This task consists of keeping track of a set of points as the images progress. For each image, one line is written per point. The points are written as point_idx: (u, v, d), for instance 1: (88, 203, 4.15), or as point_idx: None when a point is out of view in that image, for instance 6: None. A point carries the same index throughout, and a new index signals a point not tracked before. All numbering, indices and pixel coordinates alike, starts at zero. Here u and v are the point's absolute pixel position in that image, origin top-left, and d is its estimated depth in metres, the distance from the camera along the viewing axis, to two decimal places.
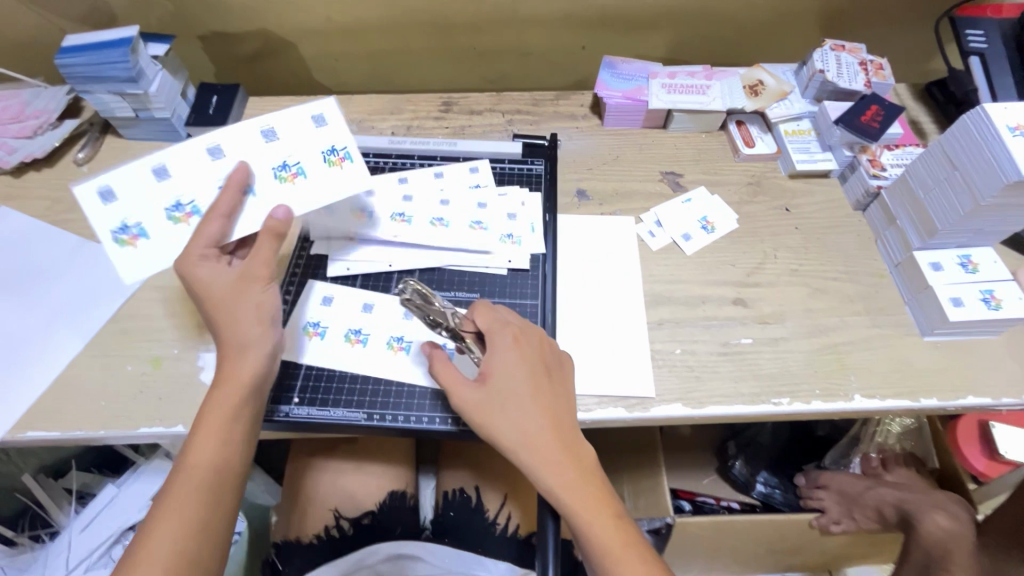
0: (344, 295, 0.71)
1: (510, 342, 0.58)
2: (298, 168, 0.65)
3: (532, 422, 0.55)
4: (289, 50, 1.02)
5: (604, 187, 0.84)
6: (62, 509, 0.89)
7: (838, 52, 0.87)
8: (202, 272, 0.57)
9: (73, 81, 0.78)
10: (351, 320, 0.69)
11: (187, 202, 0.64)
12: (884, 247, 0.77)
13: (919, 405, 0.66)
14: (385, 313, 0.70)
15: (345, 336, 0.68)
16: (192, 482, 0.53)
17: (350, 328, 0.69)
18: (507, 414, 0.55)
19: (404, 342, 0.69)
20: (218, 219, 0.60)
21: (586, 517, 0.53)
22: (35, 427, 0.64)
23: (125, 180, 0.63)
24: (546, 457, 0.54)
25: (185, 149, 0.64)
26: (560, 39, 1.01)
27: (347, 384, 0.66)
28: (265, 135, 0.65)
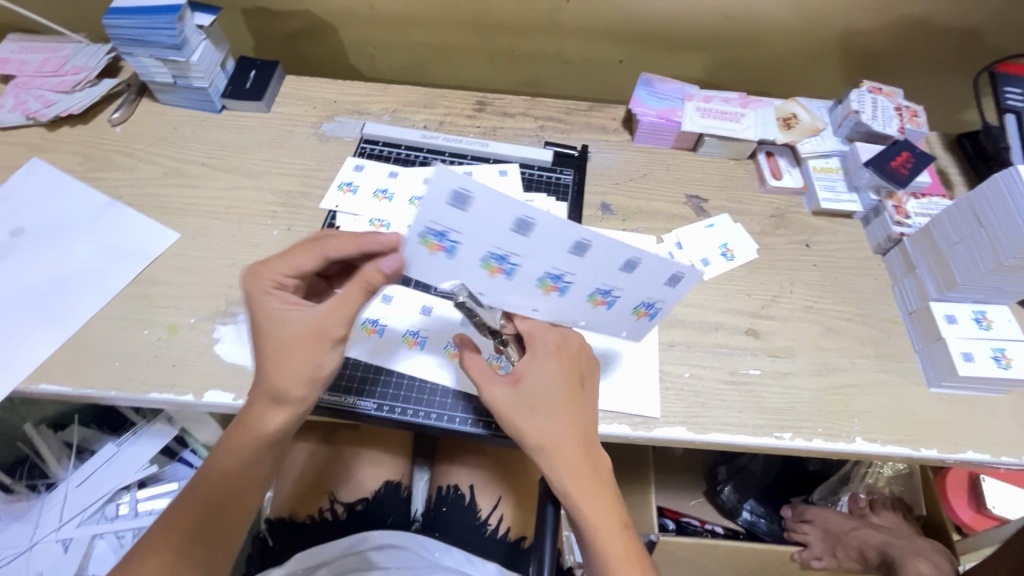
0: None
1: (547, 350, 0.57)
2: (609, 297, 0.57)
3: (561, 430, 0.55)
4: (330, 34, 1.02)
5: (629, 204, 0.85)
6: (60, 463, 0.90)
7: (875, 95, 0.88)
8: (272, 306, 0.55)
9: (118, 42, 0.78)
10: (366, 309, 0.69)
11: (509, 261, 0.52)
12: (900, 294, 0.77)
13: (918, 454, 0.66)
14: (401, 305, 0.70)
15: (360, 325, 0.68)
16: (216, 477, 0.56)
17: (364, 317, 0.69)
18: (535, 418, 0.55)
19: (418, 337, 0.69)
20: (321, 251, 0.56)
21: (594, 524, 0.54)
22: (48, 380, 0.65)
23: (488, 198, 0.46)
24: (567, 462, 0.54)
25: (558, 229, 0.48)
26: (598, 50, 1.02)
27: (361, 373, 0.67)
28: (625, 265, 0.52)
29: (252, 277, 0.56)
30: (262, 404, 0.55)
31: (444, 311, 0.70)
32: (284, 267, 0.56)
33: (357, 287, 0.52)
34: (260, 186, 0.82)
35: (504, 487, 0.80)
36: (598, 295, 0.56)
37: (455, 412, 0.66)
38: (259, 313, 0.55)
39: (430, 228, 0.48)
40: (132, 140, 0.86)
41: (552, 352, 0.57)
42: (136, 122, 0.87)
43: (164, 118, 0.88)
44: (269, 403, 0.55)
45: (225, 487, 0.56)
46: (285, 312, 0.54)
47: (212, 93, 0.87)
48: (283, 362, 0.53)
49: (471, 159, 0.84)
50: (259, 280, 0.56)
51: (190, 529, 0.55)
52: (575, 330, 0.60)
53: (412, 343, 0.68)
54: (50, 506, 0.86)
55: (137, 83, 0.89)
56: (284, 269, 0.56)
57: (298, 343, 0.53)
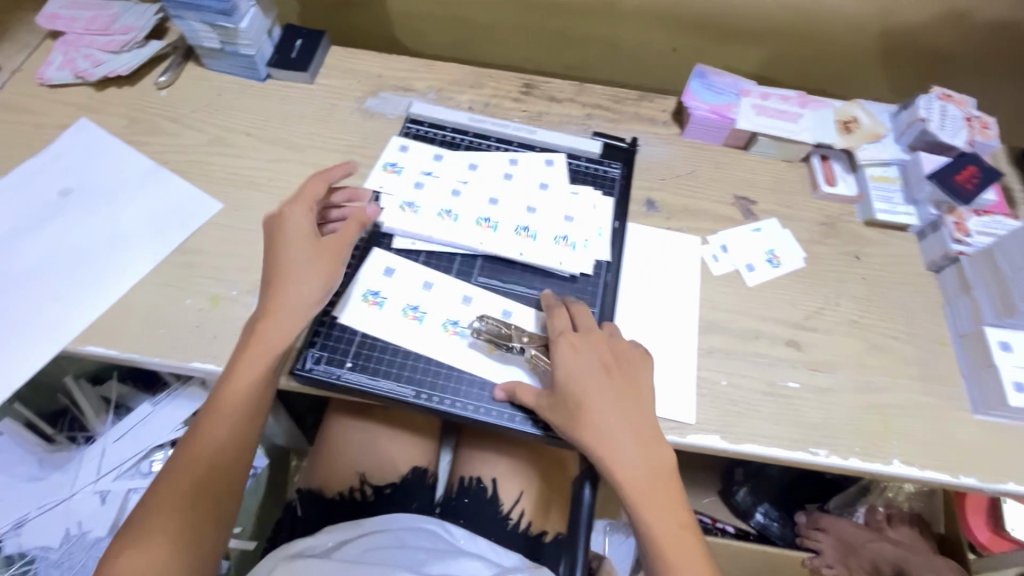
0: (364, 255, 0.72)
1: (589, 343, 0.62)
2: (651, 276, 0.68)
3: (622, 438, 0.58)
4: (376, 4, 1.00)
5: (675, 201, 0.83)
6: (99, 417, 0.94)
7: (944, 102, 0.83)
8: (285, 236, 0.65)
9: (168, 4, 0.77)
10: (368, 282, 0.70)
11: None
12: (951, 315, 0.75)
13: (957, 481, 0.65)
14: (404, 280, 0.71)
15: (361, 297, 0.69)
16: (200, 457, 0.58)
17: (365, 289, 0.69)
18: (604, 424, 0.58)
19: (418, 313, 0.69)
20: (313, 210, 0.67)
21: (644, 503, 0.56)
22: (94, 342, 0.66)
23: None
24: (614, 445, 0.57)
25: None
26: (652, 36, 0.98)
27: (398, 358, 0.66)
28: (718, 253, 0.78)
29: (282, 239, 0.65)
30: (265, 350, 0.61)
31: (446, 288, 0.71)
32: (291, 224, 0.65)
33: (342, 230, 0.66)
34: (303, 159, 0.82)
35: (526, 481, 0.80)
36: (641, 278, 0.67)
37: (494, 406, 0.65)
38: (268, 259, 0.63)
39: None
40: (177, 105, 0.85)
41: (596, 347, 0.62)
42: (181, 86, 0.87)
43: (209, 84, 0.88)
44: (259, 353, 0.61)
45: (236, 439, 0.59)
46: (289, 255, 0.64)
47: (258, 61, 0.86)
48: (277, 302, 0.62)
49: (517, 146, 0.82)
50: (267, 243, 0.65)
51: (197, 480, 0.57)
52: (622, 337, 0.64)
53: (410, 318, 0.68)
54: (89, 458, 0.88)
55: (184, 46, 0.88)
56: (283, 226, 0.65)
57: (295, 269, 0.63)
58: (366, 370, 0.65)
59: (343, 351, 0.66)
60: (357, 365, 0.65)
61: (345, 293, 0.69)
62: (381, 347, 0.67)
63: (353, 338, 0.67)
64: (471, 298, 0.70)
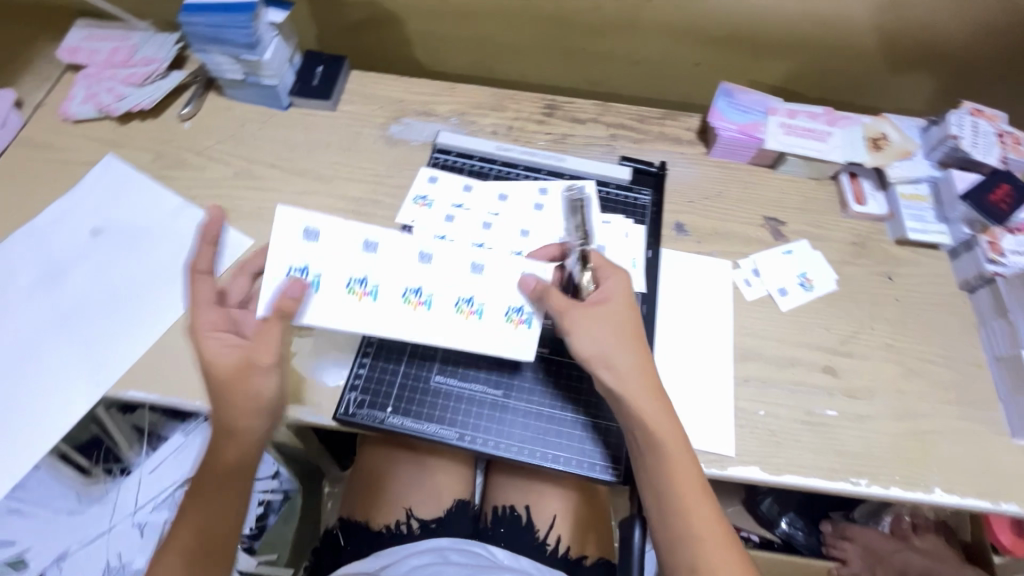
0: (338, 229, 0.62)
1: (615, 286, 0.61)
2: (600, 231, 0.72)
3: (654, 411, 0.58)
4: (395, 26, 0.99)
5: (704, 224, 0.82)
6: (132, 448, 0.95)
7: (976, 117, 0.82)
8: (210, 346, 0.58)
9: (192, 39, 0.77)
10: (352, 267, 0.62)
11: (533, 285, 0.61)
12: (987, 337, 0.75)
13: (998, 508, 0.65)
14: (391, 254, 0.63)
15: (348, 288, 0.61)
16: (211, 485, 0.60)
17: (352, 278, 0.62)
18: (637, 395, 0.58)
19: (422, 296, 0.62)
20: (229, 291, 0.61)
21: (668, 450, 0.57)
22: (134, 387, 0.66)
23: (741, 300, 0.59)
24: (639, 392, 0.58)
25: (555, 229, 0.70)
26: (674, 53, 0.97)
27: (438, 400, 0.67)
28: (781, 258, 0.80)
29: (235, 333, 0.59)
30: (233, 421, 0.58)
31: (443, 262, 0.63)
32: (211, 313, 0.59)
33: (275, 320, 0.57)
34: (331, 191, 0.81)
35: (559, 504, 0.80)
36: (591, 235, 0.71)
37: (535, 447, 0.66)
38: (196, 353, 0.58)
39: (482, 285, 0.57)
40: (201, 137, 0.85)
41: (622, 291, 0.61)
42: (204, 118, 0.87)
43: (231, 114, 0.87)
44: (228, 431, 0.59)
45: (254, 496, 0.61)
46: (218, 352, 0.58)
47: (280, 90, 0.86)
48: (223, 394, 0.58)
49: (545, 174, 0.82)
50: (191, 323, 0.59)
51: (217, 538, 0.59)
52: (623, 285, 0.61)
53: (416, 304, 0.62)
54: (126, 491, 0.91)
55: (205, 75, 0.88)
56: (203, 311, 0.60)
57: (231, 377, 0.57)
58: (408, 413, 0.66)
59: (386, 393, 0.67)
60: (400, 409, 0.67)
61: (329, 281, 0.61)
62: (421, 390, 0.68)
63: (395, 382, 0.68)
64: (482, 264, 0.63)
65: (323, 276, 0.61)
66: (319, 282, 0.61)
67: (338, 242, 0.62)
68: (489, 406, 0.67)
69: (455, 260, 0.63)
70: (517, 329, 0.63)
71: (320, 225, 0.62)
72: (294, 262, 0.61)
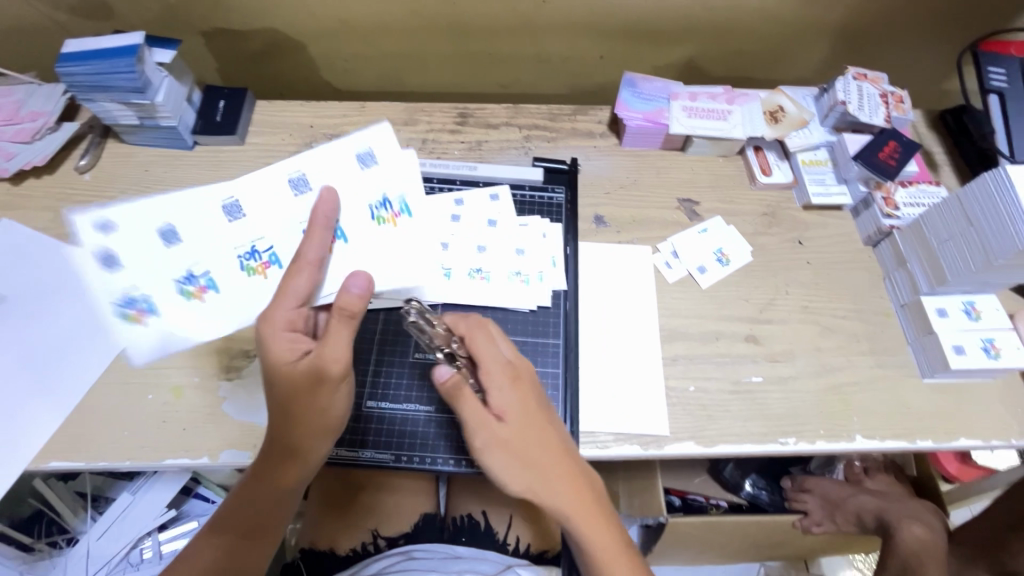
0: (123, 241, 0.57)
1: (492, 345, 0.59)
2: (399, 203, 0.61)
3: (550, 469, 0.57)
4: (298, 50, 0.98)
5: (622, 213, 0.84)
6: (79, 516, 0.92)
7: (860, 81, 0.87)
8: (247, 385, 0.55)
9: (75, 90, 0.74)
10: (172, 266, 0.58)
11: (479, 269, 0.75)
12: (891, 287, 0.79)
13: (915, 446, 0.69)
14: (196, 232, 0.59)
15: (182, 292, 0.59)
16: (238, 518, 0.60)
17: (178, 279, 0.59)
18: (524, 462, 0.56)
19: (265, 257, 0.60)
20: (312, 266, 0.54)
21: (552, 493, 0.57)
22: (56, 457, 0.64)
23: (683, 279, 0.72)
24: (522, 438, 0.56)
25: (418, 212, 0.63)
26: (578, 48, 0.98)
27: (372, 426, 0.69)
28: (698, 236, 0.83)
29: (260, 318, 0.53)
30: (305, 442, 0.56)
31: (258, 208, 0.60)
32: (283, 301, 0.53)
33: (338, 319, 0.52)
34: None
35: (513, 505, 0.82)
36: (383, 212, 0.61)
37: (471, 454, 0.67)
38: (265, 357, 0.53)
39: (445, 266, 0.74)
40: (103, 188, 0.82)
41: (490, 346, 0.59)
42: (104, 167, 0.84)
43: (134, 160, 0.85)
44: (283, 457, 0.57)
45: (248, 498, 0.59)
46: (289, 356, 0.53)
47: (181, 130, 0.83)
48: (297, 416, 0.55)
49: (460, 185, 0.82)
50: (265, 322, 0.53)
51: (234, 518, 0.60)
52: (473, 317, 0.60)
53: (263, 264, 0.60)
54: (75, 560, 0.89)
55: (100, 124, 0.85)
56: (286, 303, 0.53)
57: (302, 390, 0.53)
58: (344, 444, 0.68)
59: None
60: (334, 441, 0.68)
61: (163, 298, 0.59)
62: (352, 419, 0.69)
63: None
64: (303, 176, 0.60)
65: (154, 297, 0.58)
66: (153, 305, 0.59)
67: (135, 245, 0.57)
68: (422, 424, 0.69)
69: (272, 192, 0.60)
70: (395, 224, 0.61)
71: (109, 244, 0.57)
72: (115, 297, 0.58)
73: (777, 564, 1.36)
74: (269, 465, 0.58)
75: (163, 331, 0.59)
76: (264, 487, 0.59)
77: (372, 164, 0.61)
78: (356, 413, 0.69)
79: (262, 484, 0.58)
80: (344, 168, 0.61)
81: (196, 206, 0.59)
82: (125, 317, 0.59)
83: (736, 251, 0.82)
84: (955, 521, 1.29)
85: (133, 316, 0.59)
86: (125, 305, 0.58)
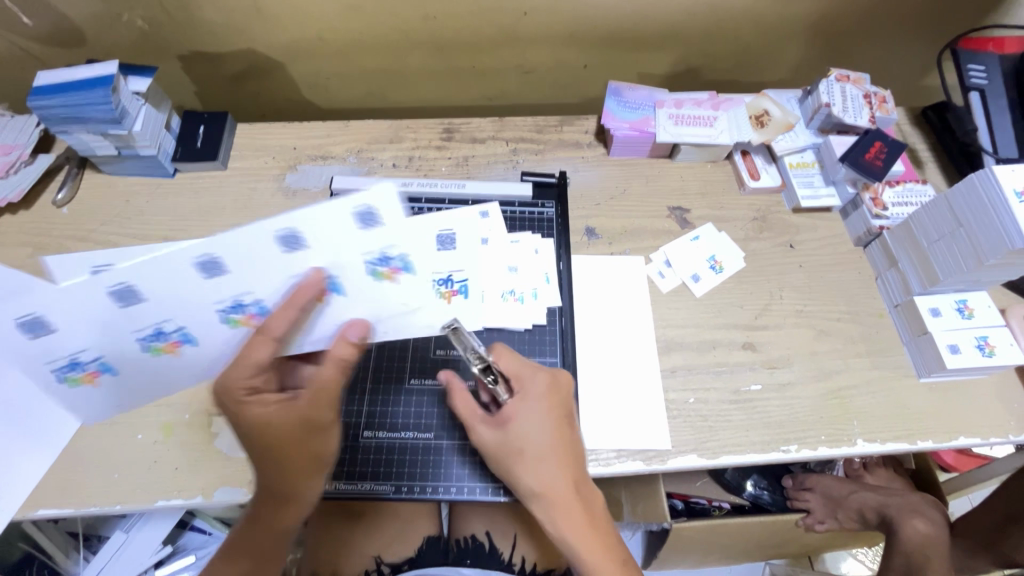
0: (59, 307, 0.49)
1: (536, 390, 0.61)
2: (458, 286, 0.60)
3: (550, 474, 0.58)
4: (278, 70, 0.96)
5: (613, 224, 0.84)
6: (70, 556, 0.90)
7: (843, 83, 0.87)
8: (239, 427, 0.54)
9: (49, 122, 0.72)
10: (130, 326, 0.52)
11: (457, 279, 0.59)
12: (884, 287, 0.79)
13: (916, 447, 0.69)
14: (160, 292, 0.51)
15: (148, 349, 0.55)
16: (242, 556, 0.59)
17: (139, 337, 0.53)
18: (527, 463, 0.58)
19: (249, 308, 0.54)
20: (276, 337, 0.52)
21: (556, 507, 0.57)
22: (46, 504, 0.63)
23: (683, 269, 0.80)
24: (541, 450, 0.58)
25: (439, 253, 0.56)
26: (562, 58, 0.98)
27: (370, 457, 0.68)
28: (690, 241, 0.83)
29: (219, 387, 0.52)
30: (296, 485, 0.56)
31: (240, 265, 0.51)
32: (246, 370, 0.51)
33: (333, 367, 0.54)
34: None
35: (519, 522, 0.79)
36: (444, 287, 0.59)
37: (472, 483, 0.67)
38: (240, 420, 0.52)
39: (438, 276, 0.57)
40: (82, 222, 0.80)
41: (540, 386, 0.61)
42: (83, 200, 0.82)
43: (113, 191, 0.83)
44: (278, 506, 0.57)
45: (251, 546, 0.58)
46: (273, 415, 0.53)
47: (162, 158, 0.82)
48: (283, 466, 0.54)
49: (449, 204, 0.82)
50: (229, 390, 0.52)
51: (237, 558, 0.59)
52: (564, 371, 0.62)
53: (246, 317, 0.55)
54: None
55: (77, 155, 0.83)
56: (249, 372, 0.51)
57: (292, 443, 0.54)
58: (342, 476, 0.67)
59: None
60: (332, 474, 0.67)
61: (121, 355, 0.55)
62: (349, 450, 0.68)
63: None
64: (294, 232, 0.50)
65: (107, 357, 0.54)
66: (105, 363, 0.55)
67: (77, 313, 0.50)
68: (421, 451, 0.68)
69: (254, 249, 0.50)
70: (395, 281, 0.56)
71: (37, 312, 0.49)
72: (52, 362, 0.53)
73: (781, 562, 1.35)
74: (265, 515, 0.57)
75: (123, 387, 0.57)
76: (265, 532, 0.58)
77: (375, 225, 0.51)
78: (352, 444, 0.68)
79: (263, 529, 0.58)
80: (338, 225, 0.51)
81: (156, 270, 0.49)
82: (73, 378, 0.55)
83: (728, 257, 0.82)
84: (957, 511, 1.30)
85: (82, 377, 0.55)
86: (70, 368, 0.54)
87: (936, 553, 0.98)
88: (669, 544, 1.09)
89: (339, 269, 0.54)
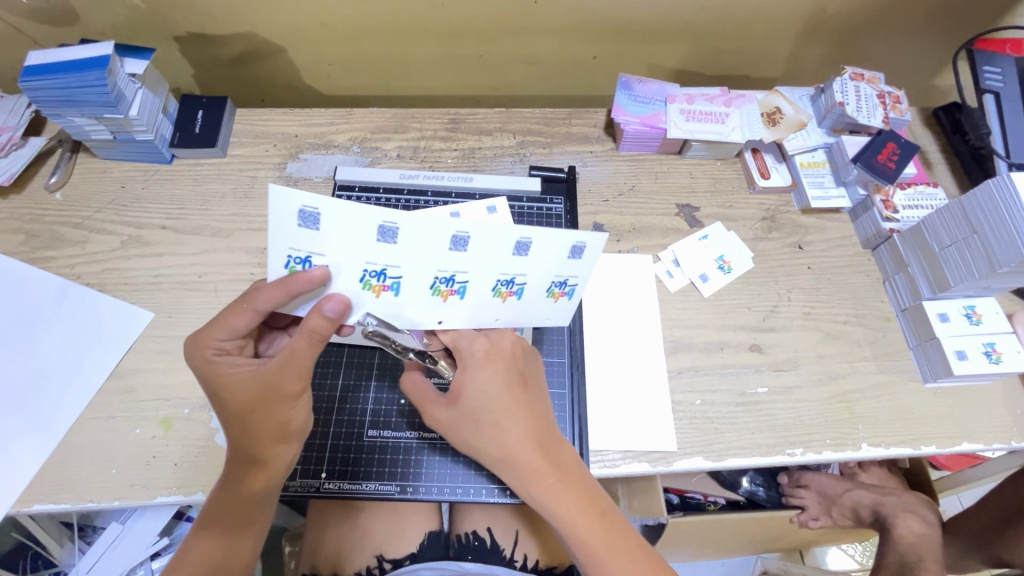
0: (344, 214, 0.46)
1: (477, 359, 0.58)
2: None
3: (507, 436, 0.56)
4: (279, 54, 0.93)
5: (622, 222, 0.83)
6: (65, 548, 0.89)
7: (858, 81, 0.85)
8: (222, 382, 0.53)
9: (43, 104, 0.69)
10: (369, 255, 0.49)
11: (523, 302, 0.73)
12: (892, 291, 0.79)
13: (919, 452, 0.70)
14: (418, 244, 0.49)
15: (363, 283, 0.52)
16: (213, 525, 0.57)
17: (367, 269, 0.51)
18: (484, 431, 0.57)
19: (455, 285, 0.54)
20: (253, 310, 0.52)
21: (524, 478, 0.56)
22: (41, 499, 0.61)
23: (694, 264, 0.79)
24: (495, 420, 0.57)
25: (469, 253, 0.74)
26: (571, 48, 0.95)
27: (376, 457, 0.67)
28: (702, 238, 0.82)
29: (193, 346, 0.54)
30: (260, 447, 0.55)
31: (542, 254, 0.52)
32: (220, 332, 0.54)
33: (303, 338, 0.50)
34: (231, 245, 0.77)
35: (521, 521, 0.79)
36: None
37: (480, 484, 0.66)
38: (211, 382, 0.54)
39: None
40: (75, 208, 0.78)
41: (484, 361, 0.58)
42: (76, 185, 0.79)
43: (107, 177, 0.80)
44: (243, 468, 0.56)
45: (218, 512, 0.57)
46: (236, 376, 0.53)
47: (159, 143, 0.79)
48: (245, 425, 0.54)
49: (455, 197, 0.81)
50: (201, 350, 0.54)
51: (211, 530, 0.57)
52: (505, 334, 0.59)
53: (449, 291, 0.54)
54: None
55: (70, 138, 0.80)
56: (222, 334, 0.54)
57: (255, 406, 0.53)
58: (345, 476, 0.66)
59: (319, 460, 0.66)
60: (335, 473, 0.66)
61: (343, 275, 0.51)
62: (354, 450, 0.67)
63: (328, 446, 0.67)
64: (527, 243, 0.51)
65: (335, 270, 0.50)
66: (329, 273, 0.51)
67: (348, 231, 0.47)
68: (426, 450, 0.68)
69: (498, 244, 0.50)
70: (557, 302, 0.57)
71: (324, 208, 0.46)
72: (294, 251, 0.49)
73: (773, 554, 1.36)
74: (231, 477, 0.56)
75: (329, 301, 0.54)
76: (227, 498, 0.57)
77: (579, 260, 0.53)
78: (357, 444, 0.68)
79: (228, 496, 0.57)
80: (552, 251, 0.52)
81: (427, 225, 0.47)
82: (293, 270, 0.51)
83: (741, 255, 0.81)
84: (948, 512, 1.31)
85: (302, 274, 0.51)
86: (302, 262, 0.50)
87: (929, 552, 0.98)
88: (664, 540, 1.08)
89: (530, 280, 0.54)
